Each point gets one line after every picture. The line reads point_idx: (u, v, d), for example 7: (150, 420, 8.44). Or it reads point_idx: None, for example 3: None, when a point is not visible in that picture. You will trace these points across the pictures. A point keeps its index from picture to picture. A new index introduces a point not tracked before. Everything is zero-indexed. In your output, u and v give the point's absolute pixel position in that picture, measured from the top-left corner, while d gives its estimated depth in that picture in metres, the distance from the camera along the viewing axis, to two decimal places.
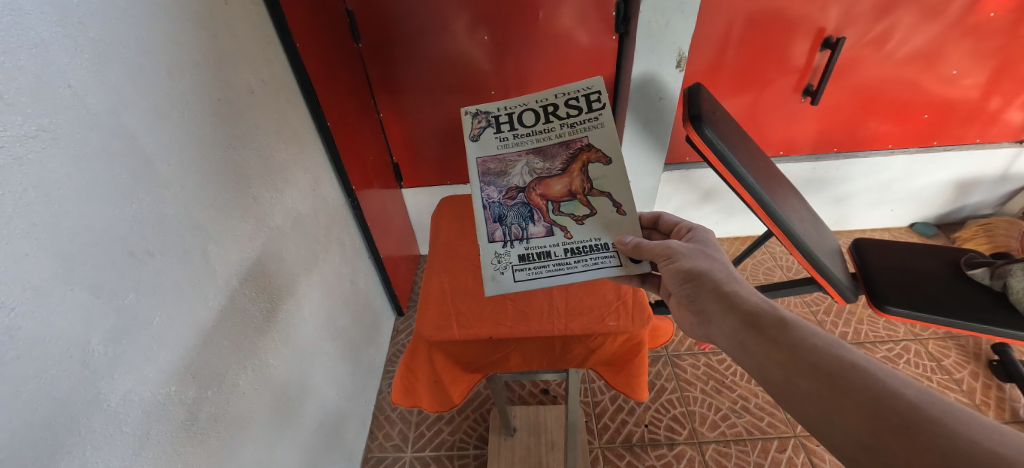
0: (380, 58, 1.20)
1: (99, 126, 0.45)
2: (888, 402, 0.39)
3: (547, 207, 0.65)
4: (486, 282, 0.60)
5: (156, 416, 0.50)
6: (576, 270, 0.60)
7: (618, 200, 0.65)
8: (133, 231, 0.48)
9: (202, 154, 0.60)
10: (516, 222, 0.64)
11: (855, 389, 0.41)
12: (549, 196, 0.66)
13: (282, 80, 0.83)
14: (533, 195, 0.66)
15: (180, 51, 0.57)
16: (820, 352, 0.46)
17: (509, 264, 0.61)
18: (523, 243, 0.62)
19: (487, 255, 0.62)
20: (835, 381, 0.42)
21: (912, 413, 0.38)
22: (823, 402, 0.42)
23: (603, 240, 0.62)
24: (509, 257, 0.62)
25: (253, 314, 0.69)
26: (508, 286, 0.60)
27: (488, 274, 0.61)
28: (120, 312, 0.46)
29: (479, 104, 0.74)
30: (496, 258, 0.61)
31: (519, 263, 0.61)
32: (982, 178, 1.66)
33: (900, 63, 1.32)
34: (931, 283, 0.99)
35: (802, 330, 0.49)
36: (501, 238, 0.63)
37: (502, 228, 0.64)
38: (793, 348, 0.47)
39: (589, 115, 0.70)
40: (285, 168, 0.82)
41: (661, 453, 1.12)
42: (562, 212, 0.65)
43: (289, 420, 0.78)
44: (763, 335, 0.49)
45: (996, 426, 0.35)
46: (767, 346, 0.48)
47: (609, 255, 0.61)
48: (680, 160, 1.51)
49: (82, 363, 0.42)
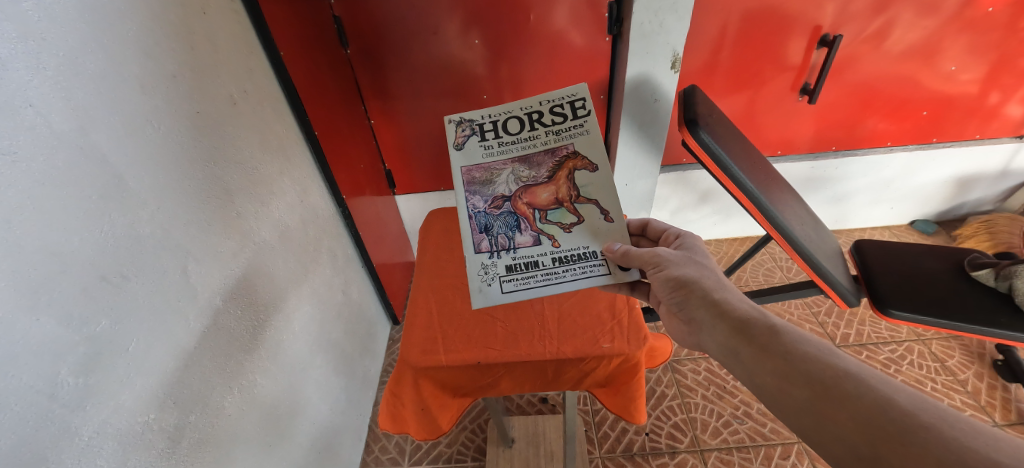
0: (370, 64, 1.18)
1: (66, 145, 0.42)
2: (884, 411, 0.38)
3: (534, 215, 0.63)
4: (473, 295, 0.58)
5: (134, 446, 0.48)
6: (563, 281, 0.58)
7: (606, 208, 0.62)
8: (104, 255, 0.46)
9: (180, 171, 0.57)
10: (502, 231, 0.63)
11: (846, 395, 0.40)
12: (535, 204, 0.64)
13: (266, 90, 0.80)
14: (519, 204, 0.64)
15: (156, 64, 0.55)
16: (810, 358, 0.44)
17: (496, 275, 0.59)
18: (510, 254, 0.60)
19: (473, 266, 0.60)
20: (827, 387, 0.41)
21: (907, 420, 0.36)
22: (820, 411, 0.40)
23: (590, 248, 0.60)
24: (496, 268, 0.60)
25: (239, 333, 0.67)
26: (495, 298, 0.58)
27: (474, 286, 0.59)
28: (92, 341, 0.44)
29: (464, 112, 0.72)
30: (482, 269, 0.59)
31: (506, 273, 0.59)
32: (983, 174, 1.65)
33: (898, 59, 1.30)
34: (935, 285, 0.97)
35: (793, 336, 0.47)
36: (487, 248, 0.61)
37: (488, 239, 0.62)
38: (784, 354, 0.46)
39: (575, 122, 0.67)
40: (271, 180, 0.80)
41: (662, 462, 1.10)
42: (550, 220, 0.63)
43: (279, 439, 0.76)
44: (753, 342, 0.48)
45: (990, 431, 0.34)
46: (758, 353, 0.47)
47: (597, 264, 0.59)
48: (676, 162, 1.49)
49: (49, 397, 0.40)
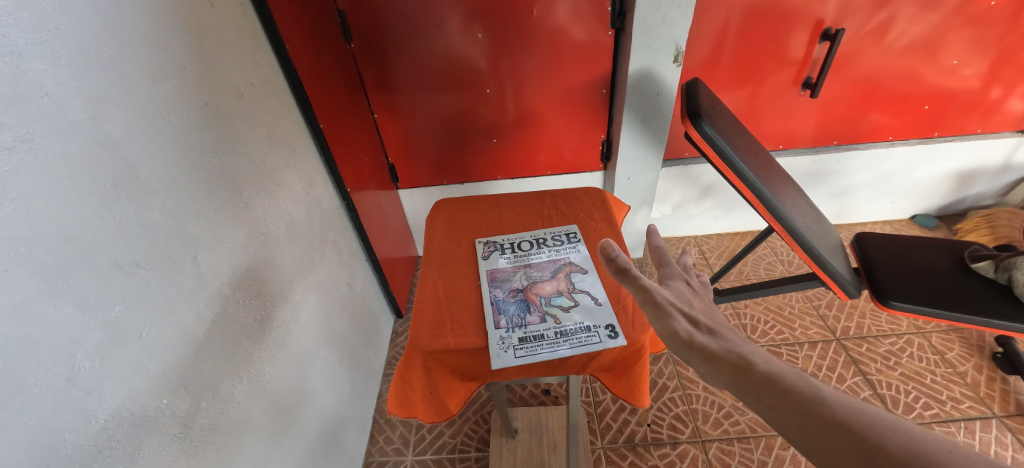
0: (373, 59, 1.18)
1: (80, 135, 0.43)
2: (877, 449, 0.30)
3: (540, 301, 0.62)
4: (497, 359, 0.54)
5: (147, 430, 0.49)
6: (560, 349, 0.55)
7: (598, 295, 0.62)
8: (117, 243, 0.47)
9: (189, 161, 0.58)
10: (517, 310, 0.61)
11: (830, 427, 0.32)
12: (541, 293, 0.63)
13: (272, 82, 0.81)
14: (528, 293, 0.63)
15: (165, 55, 0.55)
16: (786, 386, 0.36)
17: (517, 341, 0.56)
18: (527, 326, 0.58)
19: (495, 337, 0.57)
20: (806, 418, 0.34)
21: (908, 463, 0.28)
22: (806, 449, 0.32)
23: (587, 323, 0.58)
24: (516, 336, 0.57)
25: (247, 322, 0.68)
26: (521, 359, 0.54)
27: (498, 353, 0.55)
28: (107, 326, 0.45)
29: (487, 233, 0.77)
30: (503, 338, 0.56)
31: (527, 340, 0.56)
32: (984, 169, 1.65)
33: (900, 54, 1.30)
34: (934, 277, 0.98)
35: (766, 363, 0.40)
36: (505, 324, 0.59)
37: (505, 317, 0.60)
38: (758, 381, 0.38)
39: (572, 243, 0.72)
40: (277, 172, 0.80)
41: (664, 452, 1.11)
42: (552, 303, 0.61)
43: (287, 427, 0.77)
44: (723, 370, 0.41)
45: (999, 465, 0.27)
46: (729, 385, 0.39)
47: (594, 335, 0.56)
48: (678, 156, 1.49)
49: (66, 381, 0.41)
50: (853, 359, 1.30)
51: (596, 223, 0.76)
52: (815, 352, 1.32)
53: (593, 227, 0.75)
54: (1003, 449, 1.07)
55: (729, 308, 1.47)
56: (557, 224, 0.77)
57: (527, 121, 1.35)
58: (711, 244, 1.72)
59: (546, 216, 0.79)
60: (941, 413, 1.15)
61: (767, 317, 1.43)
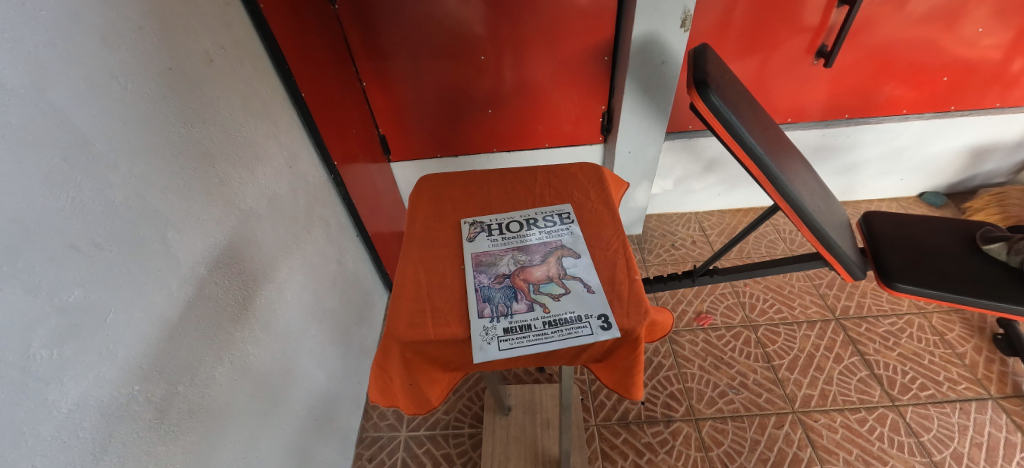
0: (360, 22, 1.10)
1: (18, 104, 0.38)
2: None
3: (528, 288, 0.59)
4: (478, 353, 0.51)
5: (118, 417, 0.47)
6: (548, 341, 0.52)
7: (589, 282, 0.59)
8: (72, 222, 0.43)
9: (153, 134, 0.54)
10: (503, 298, 0.57)
11: None
12: (530, 279, 0.60)
13: (247, 47, 0.75)
14: (517, 279, 0.60)
15: (120, 15, 0.50)
16: None
17: (500, 334, 0.53)
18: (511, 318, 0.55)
19: (477, 328, 0.54)
20: None
21: None
22: None
23: (579, 312, 0.55)
24: (500, 327, 0.54)
25: (227, 303, 0.66)
26: (501, 353, 0.51)
27: (477, 345, 0.52)
28: (64, 312, 0.42)
29: (475, 213, 0.73)
30: (484, 331, 0.53)
31: (511, 332, 0.53)
32: (998, 145, 1.59)
33: (922, 21, 1.22)
34: (942, 259, 0.95)
35: None
36: (489, 313, 0.55)
37: (490, 305, 0.56)
38: None
39: (563, 226, 0.68)
40: (255, 144, 0.76)
41: (658, 430, 1.12)
42: (541, 291, 0.58)
43: (274, 406, 0.76)
44: None
45: None
46: None
47: (585, 325, 0.53)
48: (681, 128, 1.43)
49: (21, 371, 0.38)
50: (851, 339, 1.29)
51: (591, 203, 0.73)
52: (814, 331, 1.32)
53: (587, 207, 0.72)
54: (997, 430, 1.09)
55: (728, 286, 1.45)
56: (548, 203, 0.73)
57: (524, 91, 1.28)
58: (711, 221, 1.68)
59: (538, 195, 0.76)
60: (937, 394, 1.16)
61: (766, 295, 1.42)
